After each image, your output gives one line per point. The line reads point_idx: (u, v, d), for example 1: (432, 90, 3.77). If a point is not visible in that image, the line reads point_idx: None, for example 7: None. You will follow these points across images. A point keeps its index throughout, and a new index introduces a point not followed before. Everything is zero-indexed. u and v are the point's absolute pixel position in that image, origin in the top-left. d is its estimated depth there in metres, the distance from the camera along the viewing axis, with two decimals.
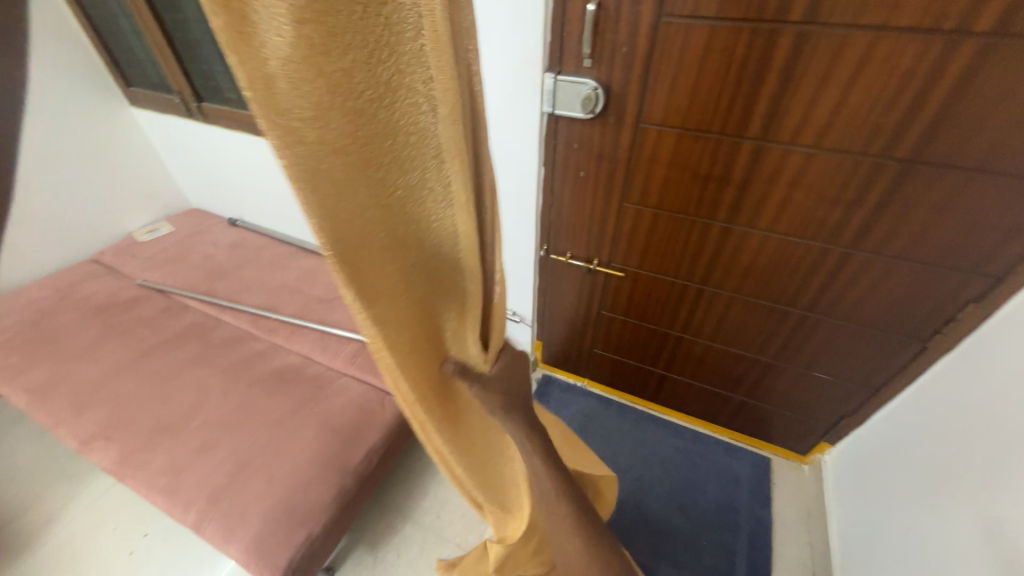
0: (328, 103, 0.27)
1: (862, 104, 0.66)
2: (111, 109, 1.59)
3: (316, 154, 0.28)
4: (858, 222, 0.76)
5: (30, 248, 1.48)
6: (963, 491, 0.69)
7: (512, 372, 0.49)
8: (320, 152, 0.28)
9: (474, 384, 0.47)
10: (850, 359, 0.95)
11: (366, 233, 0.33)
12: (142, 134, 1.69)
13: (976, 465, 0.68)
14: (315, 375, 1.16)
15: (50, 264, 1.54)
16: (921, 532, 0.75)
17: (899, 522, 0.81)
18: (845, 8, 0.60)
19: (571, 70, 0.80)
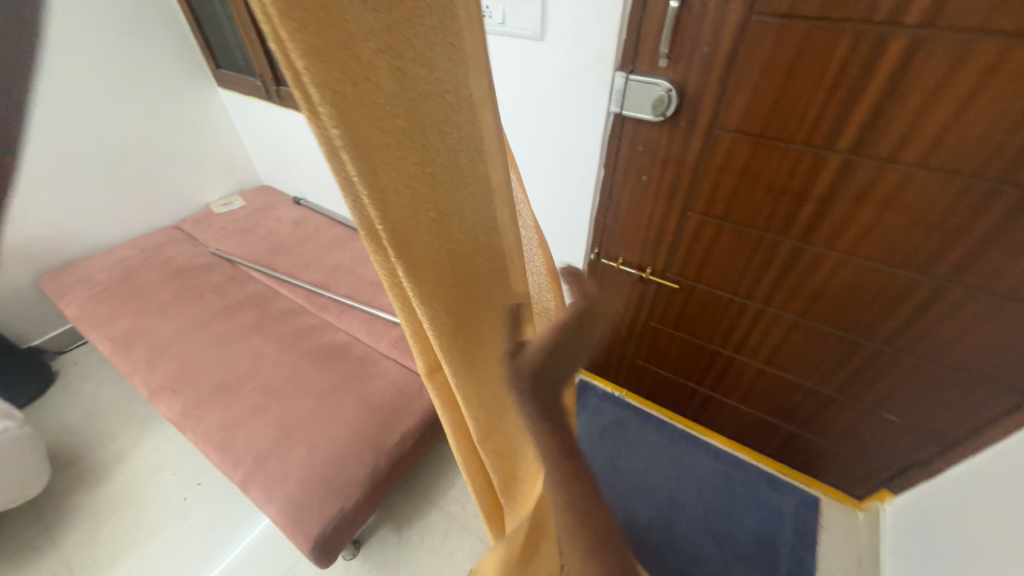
0: (367, 47, 0.23)
1: (981, 121, 0.58)
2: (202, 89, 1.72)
3: (363, 112, 0.24)
4: (960, 253, 0.68)
5: (126, 210, 1.64)
6: None
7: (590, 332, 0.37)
8: (366, 108, 0.24)
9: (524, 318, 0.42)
10: (929, 403, 0.85)
11: (414, 203, 0.30)
12: (225, 113, 1.82)
13: None
14: (360, 355, 1.21)
15: (141, 226, 1.71)
16: None
17: None
18: (974, 12, 0.53)
19: (644, 70, 0.76)
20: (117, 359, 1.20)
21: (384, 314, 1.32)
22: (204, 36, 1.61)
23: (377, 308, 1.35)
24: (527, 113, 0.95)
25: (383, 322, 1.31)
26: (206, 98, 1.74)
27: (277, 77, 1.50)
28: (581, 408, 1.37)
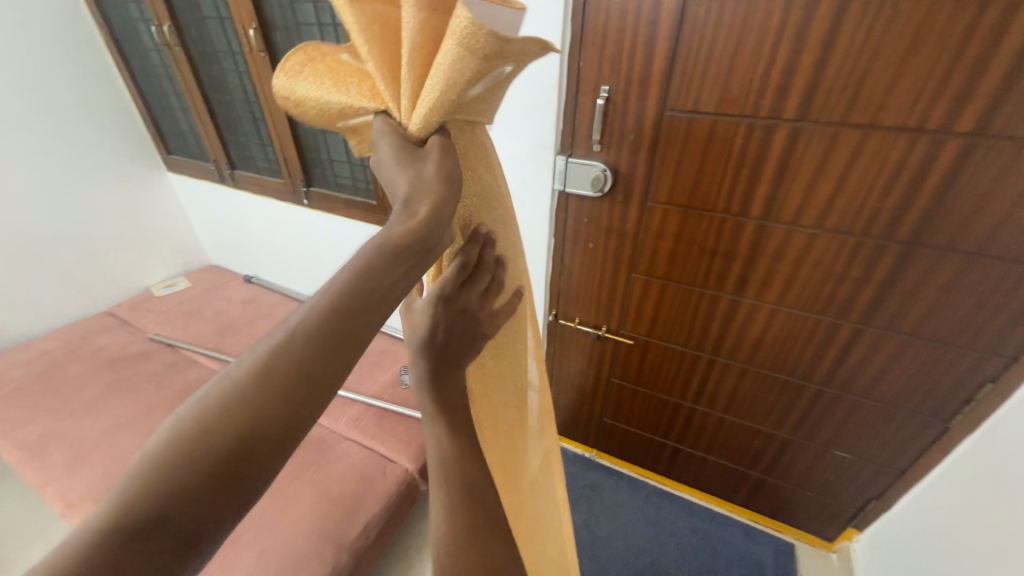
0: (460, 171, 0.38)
1: (857, 191, 0.70)
2: (149, 175, 1.72)
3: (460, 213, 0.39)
4: (867, 298, 0.78)
5: (53, 299, 1.52)
6: None
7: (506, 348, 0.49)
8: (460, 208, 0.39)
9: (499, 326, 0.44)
10: (870, 437, 0.92)
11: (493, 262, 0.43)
12: (175, 200, 1.81)
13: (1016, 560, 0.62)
14: (317, 438, 1.13)
15: (70, 314, 1.58)
16: None
17: None
18: (833, 110, 0.65)
19: (582, 153, 0.86)
20: (28, 469, 1.05)
21: (342, 391, 1.26)
22: (155, 124, 1.65)
23: None
24: None
25: (342, 400, 1.25)
26: (153, 184, 1.73)
27: (232, 161, 1.54)
28: None
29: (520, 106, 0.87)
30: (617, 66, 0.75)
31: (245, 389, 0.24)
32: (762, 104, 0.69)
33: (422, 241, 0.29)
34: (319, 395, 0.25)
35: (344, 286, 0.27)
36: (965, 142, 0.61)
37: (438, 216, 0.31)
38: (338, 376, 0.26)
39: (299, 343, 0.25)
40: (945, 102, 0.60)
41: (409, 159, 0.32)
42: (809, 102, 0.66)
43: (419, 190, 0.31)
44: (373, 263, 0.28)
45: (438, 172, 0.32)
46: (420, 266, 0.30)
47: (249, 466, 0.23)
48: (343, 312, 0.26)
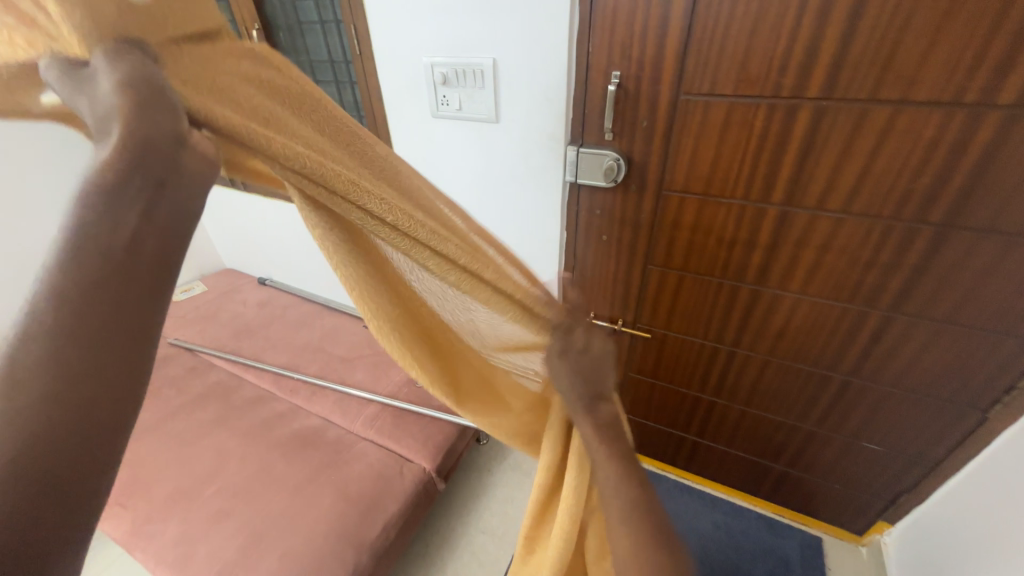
0: (213, 77, 0.32)
1: (886, 172, 0.66)
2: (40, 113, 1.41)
3: (249, 112, 0.33)
4: (897, 284, 0.74)
5: None
6: None
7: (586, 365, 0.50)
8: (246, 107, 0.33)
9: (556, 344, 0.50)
10: (901, 429, 0.88)
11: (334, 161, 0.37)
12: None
13: None
14: (335, 439, 1.13)
15: None
16: None
17: None
18: (860, 86, 0.62)
19: (593, 142, 0.83)
20: None
21: (358, 391, 1.27)
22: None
23: (351, 385, 1.30)
24: (491, 186, 1.00)
25: (357, 401, 1.25)
26: None
27: None
28: None
29: (528, 95, 0.84)
30: (628, 50, 0.71)
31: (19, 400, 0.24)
32: (784, 83, 0.65)
33: (136, 171, 0.27)
34: (112, 376, 0.27)
35: (75, 272, 0.26)
36: (1006, 115, 0.57)
37: (140, 141, 0.27)
38: (124, 354, 0.27)
39: (55, 341, 0.25)
40: (985, 70, 0.55)
41: (79, 80, 0.27)
42: (834, 79, 0.62)
43: (104, 115, 0.27)
44: (96, 234, 0.26)
45: (124, 79, 0.26)
46: (164, 209, 0.28)
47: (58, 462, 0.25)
48: (88, 294, 0.26)
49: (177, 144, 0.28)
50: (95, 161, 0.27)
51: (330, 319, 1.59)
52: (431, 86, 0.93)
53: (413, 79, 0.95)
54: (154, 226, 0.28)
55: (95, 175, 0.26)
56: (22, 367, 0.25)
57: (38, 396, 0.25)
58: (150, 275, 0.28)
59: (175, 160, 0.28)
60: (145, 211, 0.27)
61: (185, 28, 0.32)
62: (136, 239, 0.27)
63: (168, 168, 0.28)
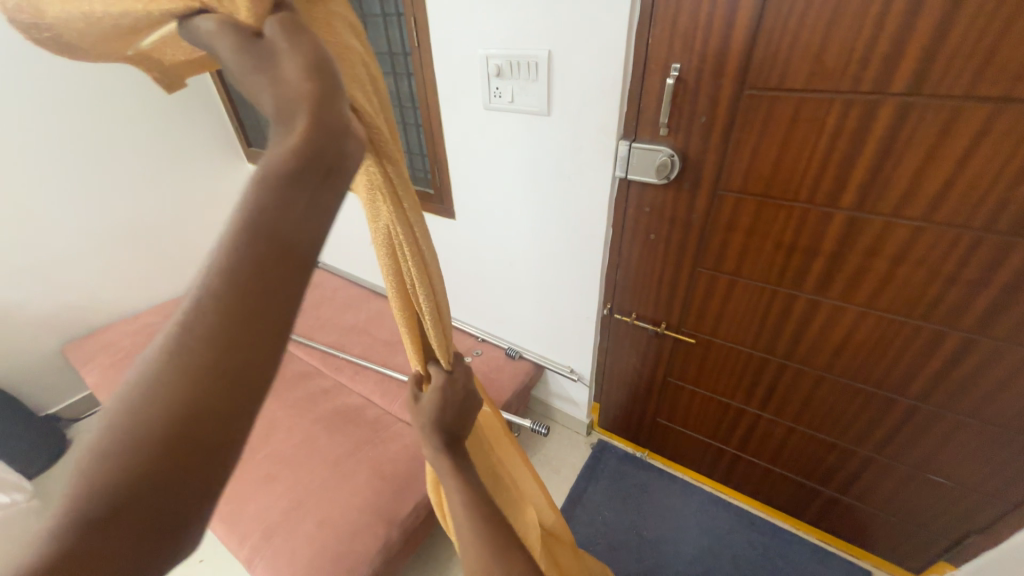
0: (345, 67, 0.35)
1: (979, 178, 0.59)
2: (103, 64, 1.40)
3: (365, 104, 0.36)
4: (984, 304, 0.67)
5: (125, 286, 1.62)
6: None
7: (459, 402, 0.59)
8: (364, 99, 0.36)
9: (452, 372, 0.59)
10: (977, 465, 0.80)
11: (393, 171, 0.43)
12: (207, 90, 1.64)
13: None
14: (374, 418, 1.18)
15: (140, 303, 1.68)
16: None
17: None
18: (954, 81, 0.56)
19: (647, 138, 0.81)
20: None
21: (397, 374, 1.31)
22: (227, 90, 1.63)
23: (391, 368, 1.35)
24: (537, 178, 1.00)
25: (397, 383, 1.30)
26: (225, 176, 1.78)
27: None
28: (602, 471, 1.30)
29: (580, 88, 0.83)
30: (690, 42, 0.69)
31: (176, 373, 0.26)
32: (864, 77, 0.60)
33: (313, 156, 0.28)
34: (249, 356, 0.27)
35: (233, 258, 0.27)
36: None
37: (323, 130, 0.28)
38: (259, 341, 0.27)
39: (210, 320, 0.26)
40: None
41: (258, 58, 0.29)
42: (924, 73, 0.57)
43: (291, 101, 0.28)
44: (269, 211, 0.27)
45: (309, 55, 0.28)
46: (328, 191, 0.29)
47: (199, 437, 0.26)
48: (242, 278, 0.27)
49: (346, 130, 0.29)
50: (279, 144, 0.28)
51: (376, 303, 1.65)
52: (485, 78, 0.94)
53: (467, 71, 0.96)
54: (314, 207, 0.29)
55: (283, 157, 0.27)
56: (184, 339, 0.26)
57: (187, 374, 0.26)
58: (296, 258, 0.28)
59: (342, 151, 0.29)
60: (314, 192, 0.28)
61: None
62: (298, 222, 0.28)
63: (340, 152, 0.29)
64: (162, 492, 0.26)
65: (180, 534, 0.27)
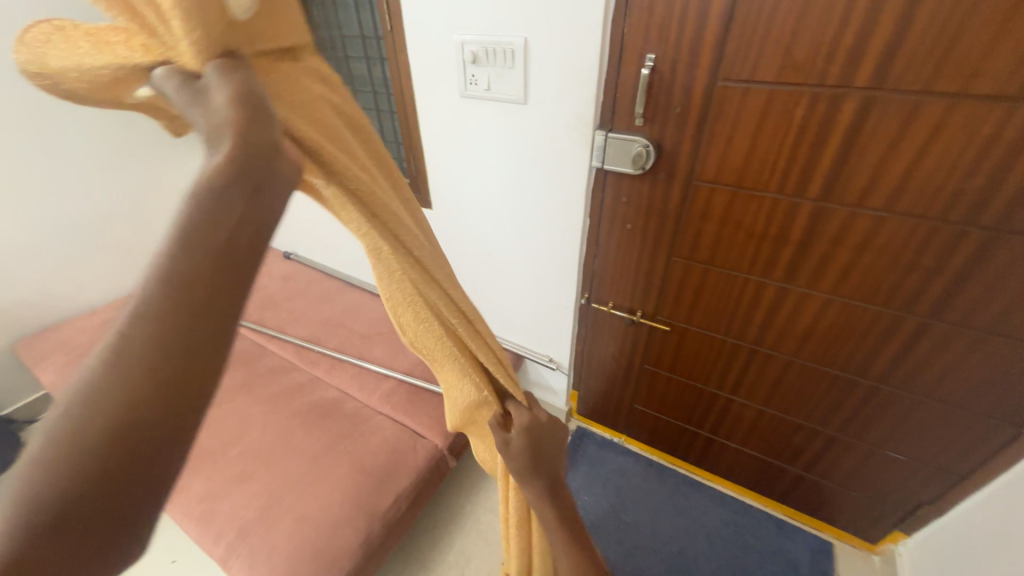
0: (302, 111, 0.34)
1: (936, 169, 0.62)
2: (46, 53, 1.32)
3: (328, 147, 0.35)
4: (937, 290, 0.70)
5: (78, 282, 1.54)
6: None
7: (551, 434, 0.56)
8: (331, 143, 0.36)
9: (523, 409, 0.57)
10: (929, 440, 0.85)
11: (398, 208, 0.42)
12: None
13: None
14: (352, 412, 1.17)
15: (94, 298, 1.60)
16: None
17: None
18: (914, 76, 0.58)
19: (623, 128, 0.81)
20: None
21: (375, 367, 1.29)
22: None
23: (369, 361, 1.33)
24: (514, 166, 0.99)
25: (375, 376, 1.28)
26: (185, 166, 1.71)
27: None
28: (581, 458, 1.33)
29: (556, 76, 0.82)
30: (665, 32, 0.69)
31: (104, 384, 0.23)
32: (830, 71, 0.62)
33: (239, 172, 0.27)
34: (201, 356, 0.25)
35: (181, 258, 0.25)
36: None
37: (246, 149, 0.27)
38: (207, 352, 0.25)
39: (148, 325, 0.24)
40: None
41: (192, 93, 0.28)
42: (886, 69, 0.59)
43: (216, 127, 0.27)
44: (204, 221, 0.25)
45: (248, 85, 0.28)
46: (257, 209, 0.27)
47: (144, 449, 0.23)
48: (183, 284, 0.25)
49: (274, 149, 0.28)
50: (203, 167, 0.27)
51: (351, 294, 1.62)
52: (460, 64, 0.92)
53: (441, 56, 0.94)
54: (246, 222, 0.27)
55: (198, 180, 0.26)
56: (123, 340, 0.24)
57: (127, 381, 0.23)
58: (240, 261, 0.26)
59: (267, 167, 0.28)
60: (243, 211, 0.27)
61: (288, 42, 0.34)
62: (227, 235, 0.26)
63: (264, 171, 0.28)
64: (102, 516, 0.23)
65: (106, 562, 0.24)
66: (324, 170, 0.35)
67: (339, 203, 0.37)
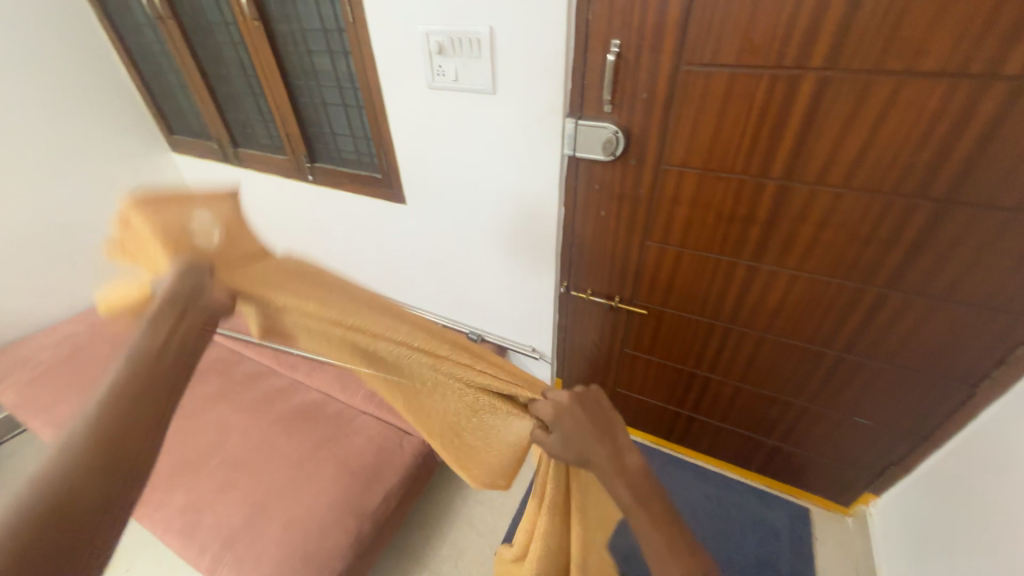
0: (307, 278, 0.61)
1: (890, 144, 0.65)
2: None
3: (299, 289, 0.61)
4: (894, 261, 0.74)
5: (35, 295, 1.48)
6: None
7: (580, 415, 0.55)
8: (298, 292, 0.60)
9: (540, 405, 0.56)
10: (893, 404, 0.90)
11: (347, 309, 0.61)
12: (113, 70, 1.52)
13: None
14: (335, 413, 1.15)
15: (56, 312, 1.54)
16: None
17: None
18: (865, 55, 0.60)
19: (592, 115, 0.81)
20: None
21: None
22: (138, 72, 1.52)
23: None
24: (487, 157, 0.99)
25: None
26: (146, 169, 1.66)
27: (234, 139, 1.49)
28: None
29: (523, 64, 0.82)
30: (628, 18, 0.69)
31: (74, 441, 0.37)
32: (787, 53, 0.64)
33: (170, 307, 0.47)
34: (145, 423, 0.40)
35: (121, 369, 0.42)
36: (1011, 86, 0.56)
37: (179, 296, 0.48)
38: (149, 419, 0.41)
39: (107, 405, 0.39)
40: (993, 40, 0.54)
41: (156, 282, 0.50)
42: (838, 49, 0.61)
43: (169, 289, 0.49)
44: (143, 340, 0.44)
45: (209, 282, 0.51)
46: (184, 324, 0.47)
47: (104, 494, 0.36)
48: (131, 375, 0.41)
49: (195, 291, 0.49)
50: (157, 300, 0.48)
51: None
52: (427, 55, 0.91)
53: (407, 48, 0.92)
54: (177, 336, 0.46)
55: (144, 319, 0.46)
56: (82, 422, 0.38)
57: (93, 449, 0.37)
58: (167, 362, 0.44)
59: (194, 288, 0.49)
60: (175, 322, 0.46)
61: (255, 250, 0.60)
62: (164, 346, 0.44)
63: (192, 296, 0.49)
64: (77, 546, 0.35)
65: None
66: (292, 312, 0.60)
67: (296, 327, 0.65)
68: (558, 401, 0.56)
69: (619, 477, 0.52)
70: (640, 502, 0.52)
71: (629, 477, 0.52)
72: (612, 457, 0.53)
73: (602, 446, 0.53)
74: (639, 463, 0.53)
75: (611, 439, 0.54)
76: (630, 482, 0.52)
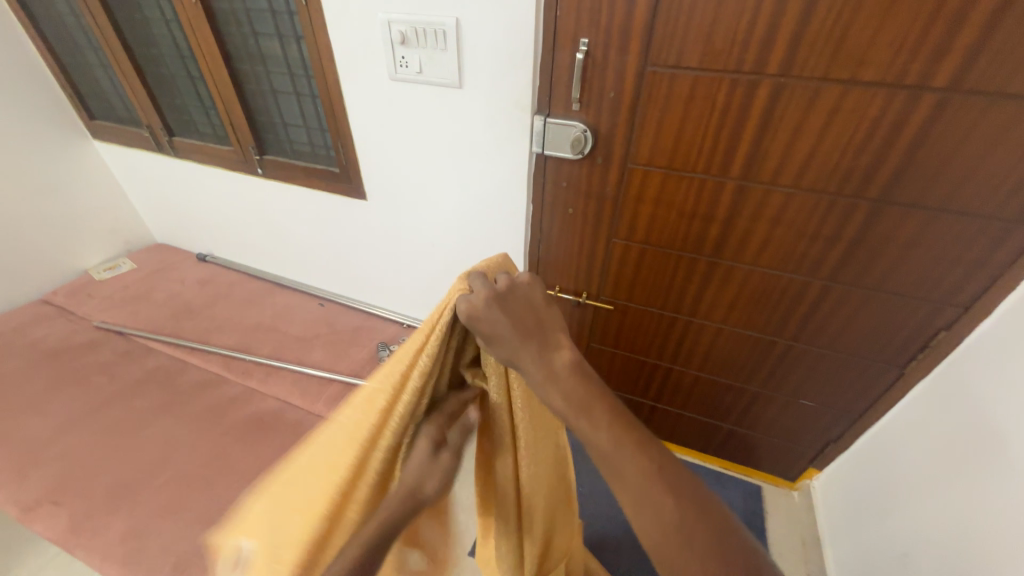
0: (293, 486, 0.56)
1: (835, 147, 0.70)
2: None
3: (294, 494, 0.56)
4: (837, 256, 0.80)
5: None
6: (949, 485, 0.75)
7: (507, 305, 0.47)
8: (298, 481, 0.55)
9: (463, 302, 0.47)
10: (834, 386, 0.98)
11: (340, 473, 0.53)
12: (20, 45, 1.33)
13: (959, 458, 0.74)
14: (295, 421, 1.09)
15: None
16: (919, 533, 0.79)
17: (896, 527, 0.85)
18: (816, 63, 0.64)
19: (560, 113, 0.81)
20: None
21: (316, 371, 1.21)
22: (50, 48, 1.34)
23: (309, 366, 1.24)
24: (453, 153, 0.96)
25: (316, 381, 1.20)
26: (64, 158, 1.48)
27: (169, 127, 1.36)
28: None
29: (491, 59, 0.81)
30: (596, 17, 0.70)
31: None
32: (746, 59, 0.67)
33: None
34: None
35: None
36: (938, 97, 0.62)
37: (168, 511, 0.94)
38: None
39: None
40: (924, 54, 0.60)
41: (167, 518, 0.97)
42: (791, 58, 0.65)
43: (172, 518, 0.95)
44: None
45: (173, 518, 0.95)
46: None
47: None
48: None
49: None
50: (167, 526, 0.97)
51: (281, 296, 1.49)
52: (389, 45, 0.87)
53: (368, 37, 0.88)
54: None
55: None
56: None
57: None
58: None
59: None
60: None
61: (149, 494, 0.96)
62: None
63: None
64: None
65: None
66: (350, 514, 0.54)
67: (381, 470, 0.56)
68: (474, 300, 0.47)
69: (548, 381, 0.45)
70: (578, 411, 0.44)
71: (562, 384, 0.45)
72: (541, 363, 0.45)
73: (519, 335, 0.46)
74: (569, 362, 0.46)
75: (535, 333, 0.47)
76: (564, 386, 0.45)
